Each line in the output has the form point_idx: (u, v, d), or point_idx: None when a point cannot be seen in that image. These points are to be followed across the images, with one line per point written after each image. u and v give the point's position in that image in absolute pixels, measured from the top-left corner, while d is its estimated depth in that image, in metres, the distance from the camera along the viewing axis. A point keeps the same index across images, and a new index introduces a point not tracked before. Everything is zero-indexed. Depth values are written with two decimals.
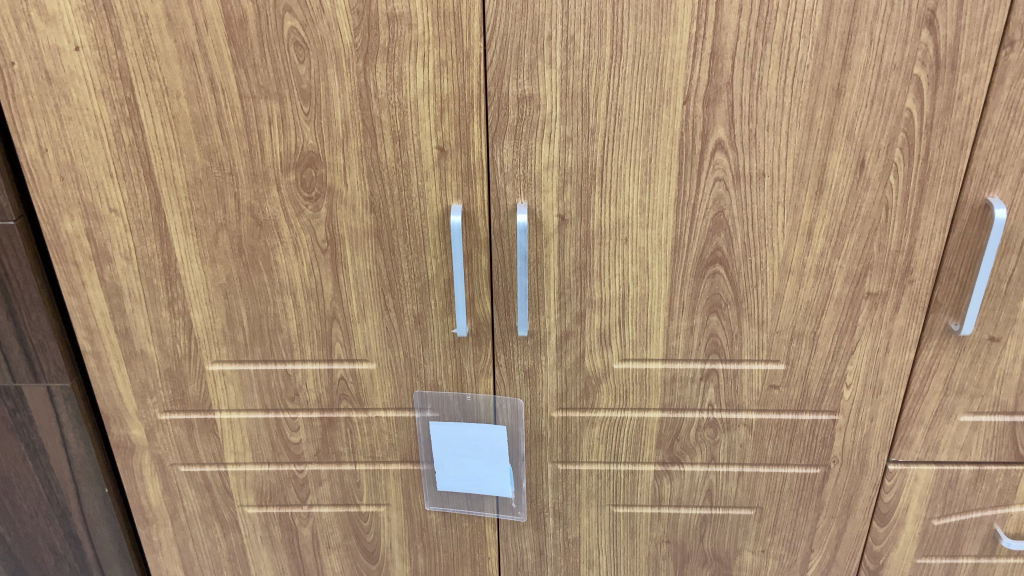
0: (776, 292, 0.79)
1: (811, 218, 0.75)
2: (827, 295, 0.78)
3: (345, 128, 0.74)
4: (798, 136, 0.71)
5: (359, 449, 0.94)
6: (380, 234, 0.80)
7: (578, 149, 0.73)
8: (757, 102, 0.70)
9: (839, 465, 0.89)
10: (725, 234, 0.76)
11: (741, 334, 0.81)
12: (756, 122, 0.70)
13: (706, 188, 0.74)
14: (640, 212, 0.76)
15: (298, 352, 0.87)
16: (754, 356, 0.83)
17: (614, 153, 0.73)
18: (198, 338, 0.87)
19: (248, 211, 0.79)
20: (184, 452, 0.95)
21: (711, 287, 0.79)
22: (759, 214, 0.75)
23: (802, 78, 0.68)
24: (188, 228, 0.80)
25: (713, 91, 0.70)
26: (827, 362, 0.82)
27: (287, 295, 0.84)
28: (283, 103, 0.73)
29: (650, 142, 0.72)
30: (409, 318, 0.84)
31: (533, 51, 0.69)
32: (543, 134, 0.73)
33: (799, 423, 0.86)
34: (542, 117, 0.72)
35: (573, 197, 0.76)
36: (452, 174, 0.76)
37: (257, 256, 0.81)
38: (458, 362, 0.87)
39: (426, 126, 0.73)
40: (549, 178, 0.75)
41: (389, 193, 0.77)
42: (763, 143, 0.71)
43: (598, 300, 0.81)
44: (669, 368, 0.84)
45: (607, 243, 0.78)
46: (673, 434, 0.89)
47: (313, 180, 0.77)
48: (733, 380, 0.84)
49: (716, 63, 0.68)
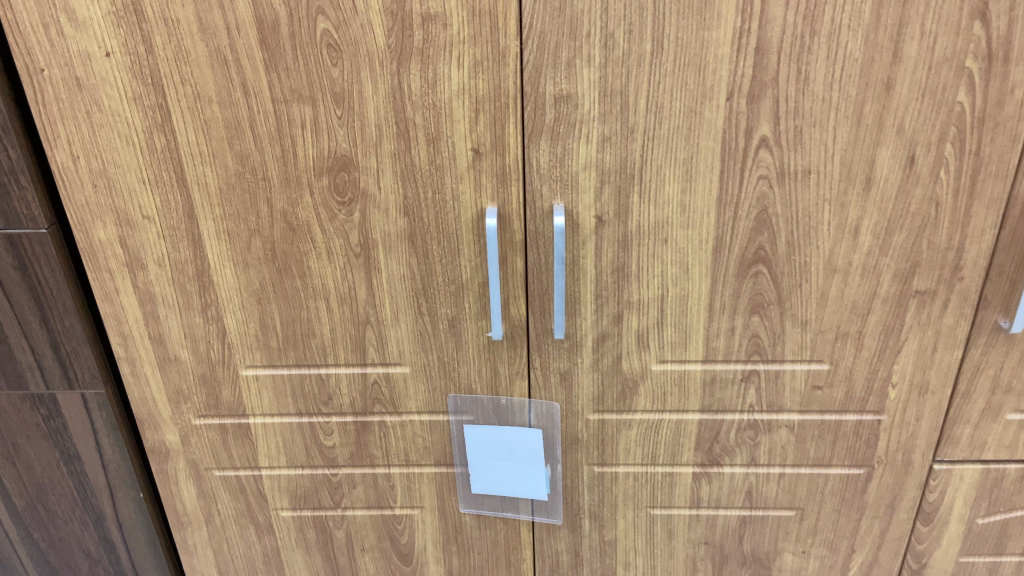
0: (820, 290, 0.77)
1: (859, 214, 0.73)
2: (872, 293, 0.77)
3: (379, 131, 0.73)
4: (844, 131, 0.69)
5: (393, 452, 0.93)
6: (414, 237, 0.78)
7: (617, 148, 0.72)
8: (803, 98, 0.68)
9: (883, 465, 0.87)
10: (767, 233, 0.74)
11: (783, 334, 0.80)
12: (802, 118, 0.68)
13: (749, 187, 0.72)
14: (680, 212, 0.74)
15: (332, 357, 0.87)
16: (797, 356, 0.81)
17: (654, 152, 0.71)
18: (232, 344, 0.87)
19: (281, 215, 0.78)
20: (219, 456, 0.95)
21: (754, 286, 0.77)
22: (803, 213, 0.73)
23: (850, 72, 0.66)
24: (221, 234, 0.79)
25: (758, 87, 0.68)
26: (872, 362, 0.81)
27: (321, 299, 0.83)
28: (316, 107, 0.72)
29: (691, 141, 0.71)
30: (443, 321, 0.83)
31: (571, 49, 0.67)
32: (581, 134, 0.71)
33: (843, 424, 0.85)
34: (580, 117, 0.70)
35: (611, 197, 0.74)
36: (487, 175, 0.74)
37: (291, 261, 0.81)
38: (493, 366, 0.86)
39: (461, 128, 0.72)
40: (586, 179, 0.73)
41: (423, 196, 0.76)
42: (808, 139, 0.69)
43: (635, 301, 0.79)
44: (708, 369, 0.83)
45: (645, 243, 0.76)
46: (713, 436, 0.87)
47: (346, 184, 0.76)
48: (775, 381, 0.83)
49: (761, 58, 0.66)
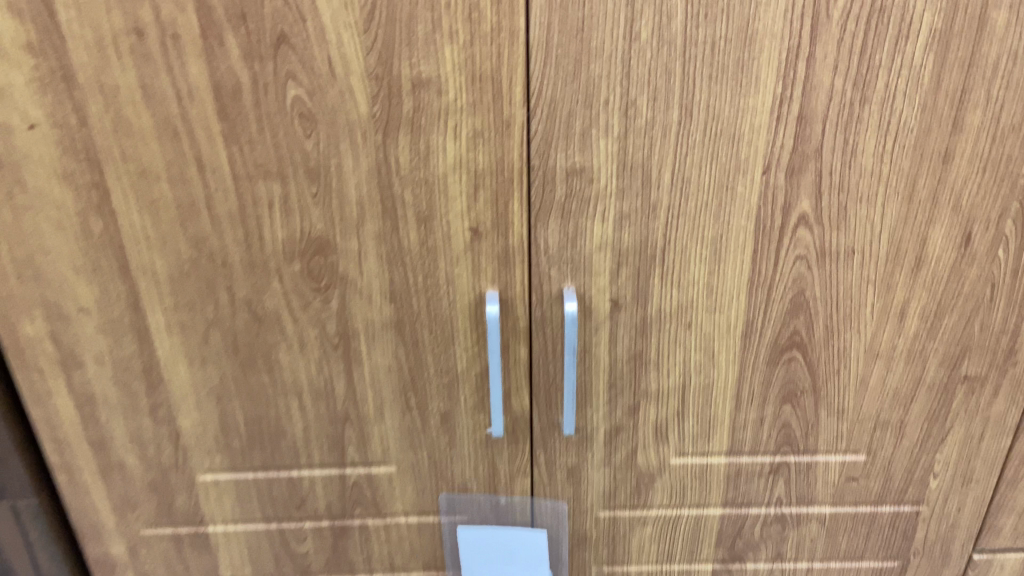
0: (860, 377, 0.69)
1: (906, 296, 0.64)
2: (917, 380, 0.69)
3: (360, 209, 0.62)
4: (895, 208, 0.61)
5: (375, 557, 0.82)
6: (401, 325, 0.68)
7: (636, 227, 0.62)
8: (850, 171, 0.59)
9: (919, 557, 0.80)
10: (804, 317, 0.66)
11: (817, 424, 0.71)
12: (848, 193, 0.60)
13: (786, 267, 0.64)
14: (707, 295, 0.65)
15: (305, 457, 0.76)
16: (832, 447, 0.73)
17: (679, 231, 0.62)
18: (188, 446, 0.75)
19: (244, 305, 0.67)
20: (173, 568, 0.83)
21: (787, 374, 0.69)
22: (845, 293, 0.64)
23: (904, 143, 0.58)
24: (173, 326, 0.68)
25: (799, 159, 0.59)
26: (913, 451, 0.73)
27: (292, 396, 0.72)
28: (285, 183, 0.61)
29: (722, 218, 0.62)
30: (434, 416, 0.73)
31: (586, 118, 0.58)
32: (595, 211, 0.62)
33: (878, 516, 0.77)
34: (595, 192, 0.61)
35: (629, 280, 0.65)
36: (486, 257, 0.64)
37: (256, 354, 0.70)
38: (491, 463, 0.75)
39: (457, 205, 0.62)
40: (601, 260, 0.64)
41: (412, 281, 0.66)
42: (854, 216, 0.61)
43: (654, 391, 0.70)
44: (733, 462, 0.74)
45: (667, 329, 0.67)
46: (736, 532, 0.78)
47: (321, 269, 0.65)
48: (807, 473, 0.74)
49: (804, 127, 0.58)
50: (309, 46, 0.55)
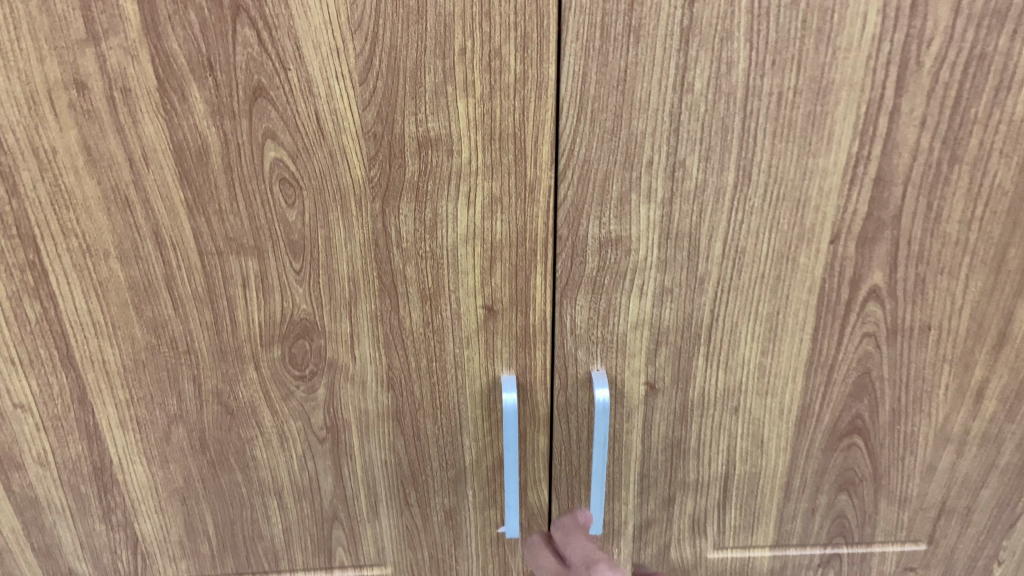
0: (928, 464, 0.61)
1: (985, 376, 0.57)
2: (989, 465, 0.61)
3: (352, 287, 0.52)
4: (980, 280, 0.53)
5: None
6: (400, 415, 0.58)
7: (679, 303, 0.53)
8: (932, 239, 0.51)
9: None
10: (869, 400, 0.58)
11: (875, 514, 0.63)
12: (928, 264, 0.52)
13: (851, 346, 0.55)
14: (758, 376, 0.56)
15: (286, 561, 0.65)
16: (890, 536, 0.65)
17: (729, 307, 0.53)
18: (148, 552, 0.64)
19: (213, 396, 0.56)
20: None
21: (845, 461, 0.60)
22: (917, 374, 0.56)
23: (996, 208, 0.50)
24: (128, 422, 0.57)
25: (873, 227, 0.51)
26: (980, 540, 0.64)
27: (270, 495, 0.61)
28: (262, 259, 0.51)
29: (780, 293, 0.53)
30: (438, 513, 0.63)
31: (625, 181, 0.49)
32: (631, 285, 0.52)
33: None
34: (632, 265, 0.52)
35: (669, 362, 0.56)
36: (502, 339, 0.55)
37: (228, 451, 0.59)
38: (503, 561, 0.66)
39: (469, 281, 0.52)
40: (636, 340, 0.55)
41: (414, 365, 0.56)
42: (933, 289, 0.53)
43: (693, 482, 0.61)
44: (779, 555, 0.65)
45: (710, 413, 0.58)
46: None
47: (306, 354, 0.55)
48: (860, 564, 0.66)
49: (881, 191, 0.49)
50: (291, 100, 0.45)
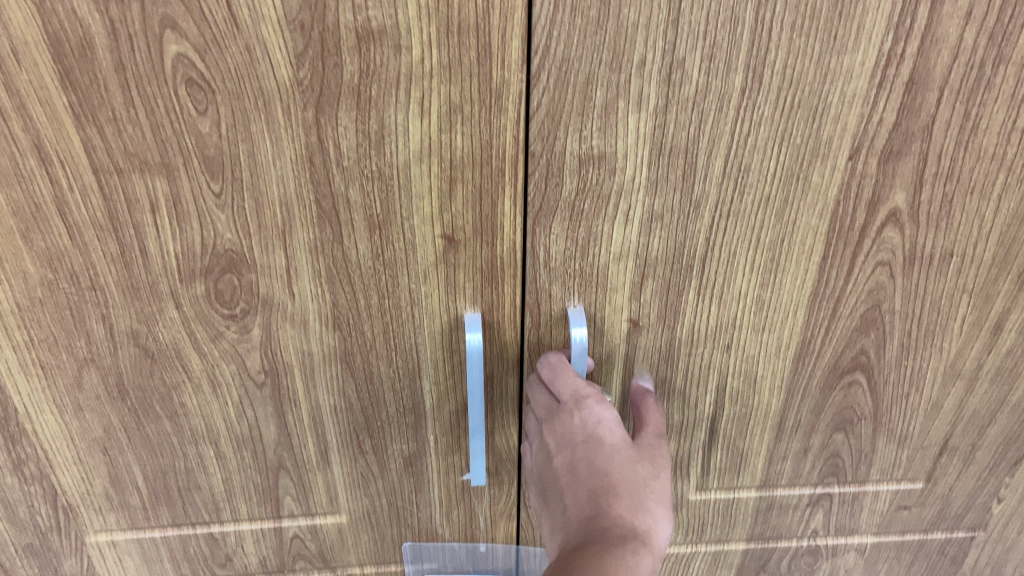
0: (933, 401, 0.57)
1: (1006, 307, 0.52)
2: (1000, 402, 0.57)
3: (286, 213, 0.44)
4: (1013, 201, 0.47)
5: None
6: (350, 358, 0.51)
7: (669, 231, 0.46)
8: (963, 153, 0.44)
9: None
10: (875, 335, 0.52)
11: (872, 453, 0.60)
12: (955, 182, 0.46)
13: (862, 276, 0.49)
14: (756, 310, 0.50)
15: (228, 511, 0.59)
16: (885, 476, 0.62)
17: (727, 234, 0.47)
18: (70, 505, 0.57)
19: (129, 338, 0.48)
20: None
21: (844, 399, 0.56)
22: (930, 307, 0.51)
23: None
24: (30, 368, 0.49)
25: (900, 139, 0.44)
26: (980, 477, 0.62)
27: (205, 444, 0.54)
28: (173, 180, 0.42)
29: (787, 218, 0.46)
30: (395, 460, 0.57)
31: (611, 86, 0.40)
32: (615, 210, 0.45)
33: (928, 543, 0.67)
34: (617, 186, 0.44)
35: (656, 296, 0.49)
36: (465, 272, 0.47)
37: (152, 398, 0.52)
38: (468, 508, 0.60)
39: (424, 207, 0.44)
40: (620, 273, 0.48)
41: (363, 302, 0.48)
42: (960, 212, 0.47)
43: (676, 423, 0.57)
44: (765, 496, 0.62)
45: (698, 352, 0.53)
46: (760, 566, 0.69)
47: (235, 290, 0.47)
48: (851, 505, 0.63)
49: (913, 97, 0.42)
50: None
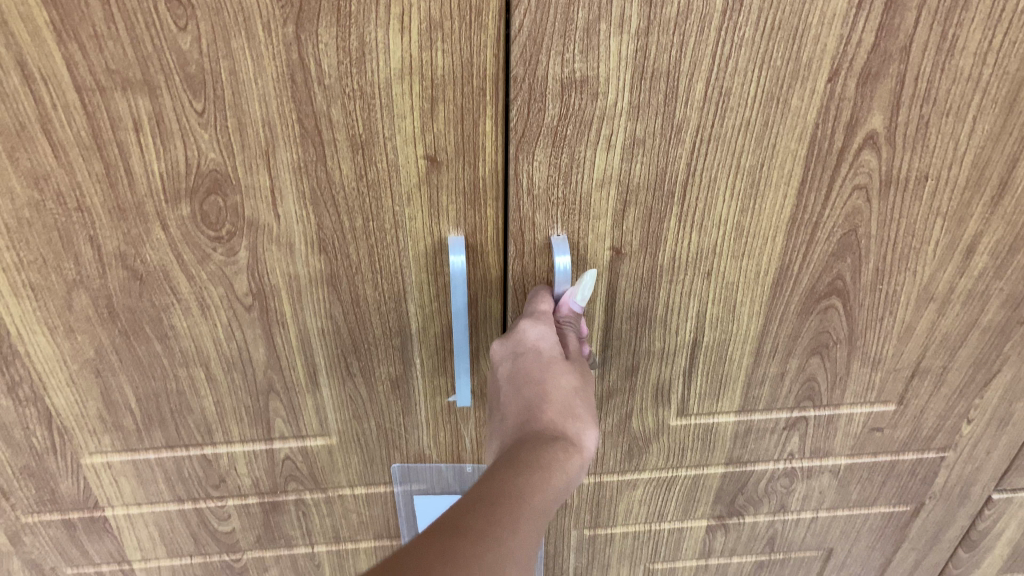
0: (906, 324, 0.58)
1: (978, 230, 0.53)
2: (971, 325, 0.59)
3: (269, 132, 0.44)
4: (987, 123, 0.47)
5: (317, 531, 0.69)
6: (336, 281, 0.51)
7: (650, 157, 0.47)
8: (942, 74, 0.45)
9: (934, 501, 0.73)
10: (852, 260, 0.53)
11: (847, 376, 0.61)
12: (932, 105, 0.46)
13: (839, 200, 0.50)
14: (735, 237, 0.51)
15: (220, 433, 0.60)
16: (859, 399, 0.64)
17: (706, 159, 0.47)
18: (65, 428, 0.59)
19: (117, 261, 0.49)
20: (69, 552, 0.69)
21: (819, 324, 0.57)
22: (906, 231, 0.52)
23: (1016, 37, 0.44)
24: (20, 290, 0.50)
25: (878, 61, 0.44)
26: (951, 397, 0.64)
27: (196, 366, 0.56)
28: (156, 99, 0.42)
29: (766, 142, 0.47)
30: (383, 383, 0.58)
31: (593, 6, 0.41)
32: (598, 137, 0.46)
33: (899, 464, 0.69)
34: (599, 112, 0.45)
35: (638, 224, 0.50)
36: (448, 193, 0.48)
37: (142, 320, 0.53)
38: (455, 430, 0.62)
39: (406, 127, 0.44)
40: (602, 201, 0.49)
41: (348, 225, 0.49)
42: (936, 134, 0.48)
43: (657, 352, 0.58)
44: (743, 420, 0.64)
45: (679, 281, 0.54)
46: (737, 489, 0.71)
47: (220, 212, 0.47)
48: (826, 427, 0.65)
49: (892, 17, 0.42)
50: None
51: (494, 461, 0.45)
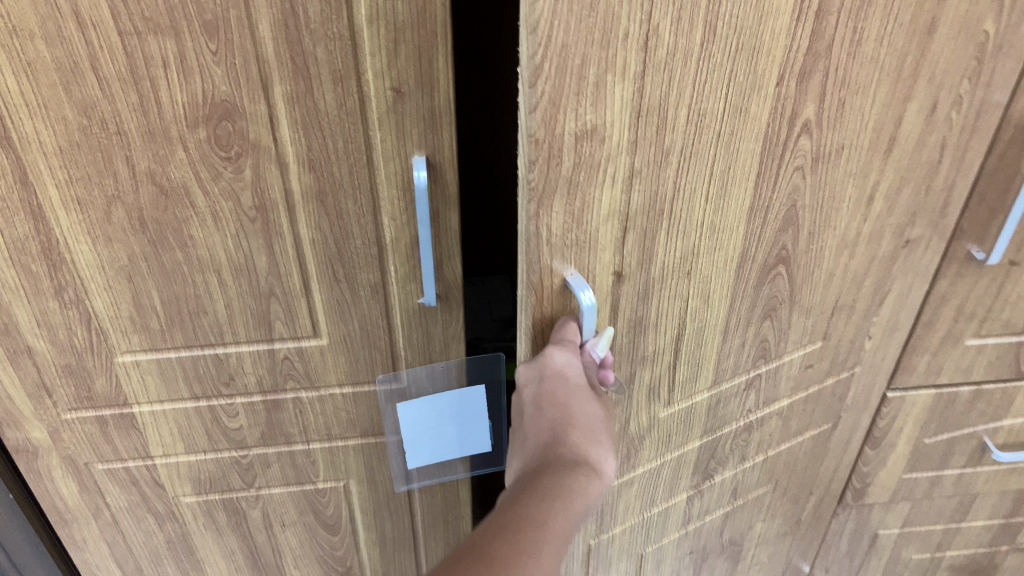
0: (829, 271, 0.68)
1: (877, 180, 0.63)
2: (872, 258, 0.69)
3: (269, 68, 0.57)
4: (885, 92, 0.57)
5: (312, 428, 0.82)
6: (323, 195, 0.64)
7: (646, 184, 0.52)
8: (854, 62, 0.55)
9: (847, 413, 0.83)
10: (793, 230, 0.63)
11: (790, 329, 0.70)
12: (848, 88, 0.56)
13: (784, 181, 0.59)
14: (709, 235, 0.58)
15: (230, 334, 0.72)
16: (797, 345, 0.72)
17: (687, 173, 0.53)
18: (102, 328, 0.71)
19: (147, 177, 0.61)
20: (101, 450, 0.80)
21: (771, 291, 0.66)
22: (828, 195, 0.62)
23: (902, 20, 0.54)
24: (70, 204, 0.62)
25: (811, 61, 0.53)
26: (860, 321, 0.74)
27: (210, 272, 0.68)
28: (180, 41, 0.55)
29: (732, 146, 0.54)
30: (364, 289, 0.71)
31: (602, 63, 0.44)
32: (606, 175, 0.50)
33: (825, 390, 0.79)
34: (605, 153, 0.49)
35: (636, 244, 0.55)
36: (412, 120, 0.60)
37: (166, 231, 0.65)
38: (424, 331, 0.74)
39: (376, 64, 0.56)
40: (608, 231, 0.53)
41: (331, 146, 0.61)
42: (850, 111, 0.57)
43: (650, 354, 0.63)
44: (714, 393, 0.71)
45: (667, 287, 0.59)
46: (710, 454, 0.76)
47: (230, 136, 0.60)
48: (773, 377, 0.73)
49: (820, 22, 0.51)
50: None
51: (517, 488, 0.48)
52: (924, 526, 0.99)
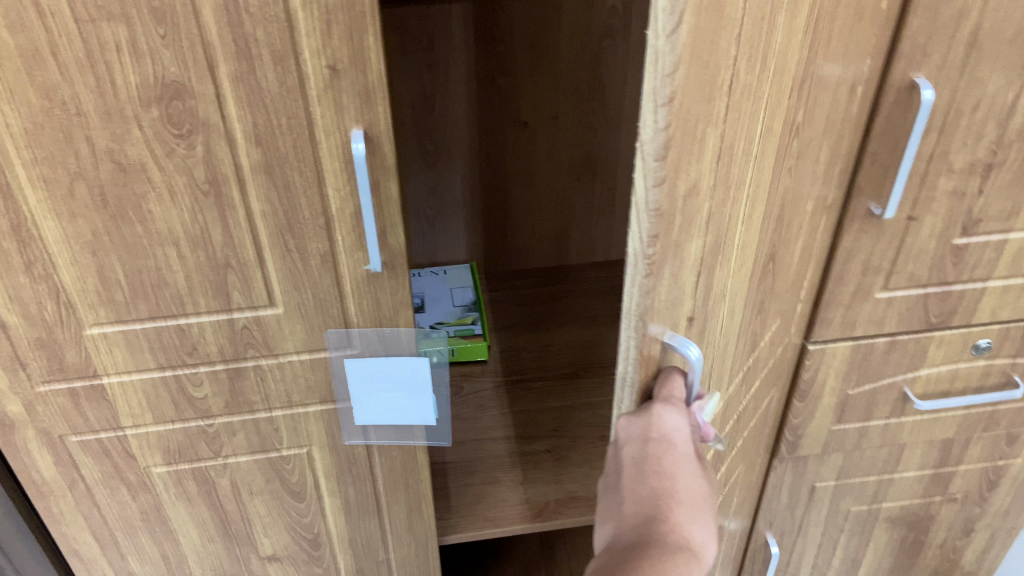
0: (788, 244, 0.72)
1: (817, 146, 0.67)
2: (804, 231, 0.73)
3: (213, 50, 0.62)
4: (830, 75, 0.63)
5: (273, 395, 0.87)
6: (270, 168, 0.69)
7: (716, 223, 0.57)
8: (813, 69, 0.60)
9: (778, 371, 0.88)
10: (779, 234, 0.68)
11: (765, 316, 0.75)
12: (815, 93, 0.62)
13: (777, 191, 0.64)
14: (740, 257, 0.64)
15: (191, 304, 0.78)
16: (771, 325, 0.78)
17: (737, 205, 0.59)
18: (71, 302, 0.76)
19: (107, 155, 0.67)
20: (74, 422, 0.85)
21: (763, 291, 0.71)
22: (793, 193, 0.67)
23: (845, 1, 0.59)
24: (36, 182, 0.67)
25: (801, 80, 0.59)
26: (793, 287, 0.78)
27: (169, 245, 0.73)
28: (131, 26, 0.60)
29: (761, 169, 0.59)
30: (314, 257, 0.76)
31: (705, 120, 0.49)
32: (698, 223, 0.55)
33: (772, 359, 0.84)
34: (699, 203, 0.54)
35: (703, 285, 0.60)
36: (348, 95, 0.65)
37: (126, 206, 0.70)
38: (374, 297, 0.80)
39: (311, 44, 0.62)
40: (691, 277, 0.58)
41: (276, 122, 0.67)
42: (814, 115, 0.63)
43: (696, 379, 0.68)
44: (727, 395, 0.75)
45: (716, 313, 0.65)
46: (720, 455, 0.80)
47: (181, 114, 0.65)
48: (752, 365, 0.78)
49: (809, 40, 0.57)
50: None
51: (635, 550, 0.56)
52: (858, 478, 1.05)
